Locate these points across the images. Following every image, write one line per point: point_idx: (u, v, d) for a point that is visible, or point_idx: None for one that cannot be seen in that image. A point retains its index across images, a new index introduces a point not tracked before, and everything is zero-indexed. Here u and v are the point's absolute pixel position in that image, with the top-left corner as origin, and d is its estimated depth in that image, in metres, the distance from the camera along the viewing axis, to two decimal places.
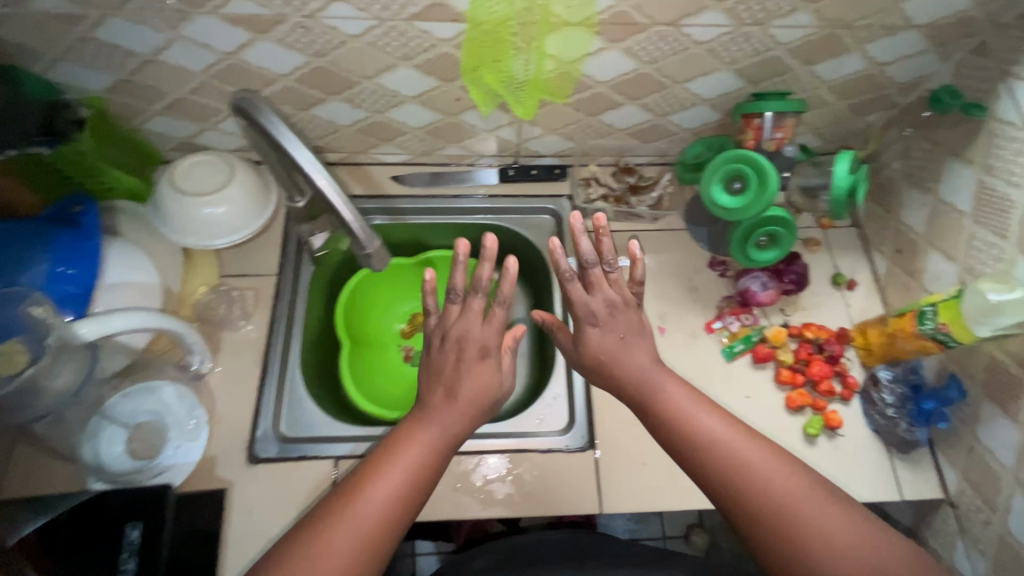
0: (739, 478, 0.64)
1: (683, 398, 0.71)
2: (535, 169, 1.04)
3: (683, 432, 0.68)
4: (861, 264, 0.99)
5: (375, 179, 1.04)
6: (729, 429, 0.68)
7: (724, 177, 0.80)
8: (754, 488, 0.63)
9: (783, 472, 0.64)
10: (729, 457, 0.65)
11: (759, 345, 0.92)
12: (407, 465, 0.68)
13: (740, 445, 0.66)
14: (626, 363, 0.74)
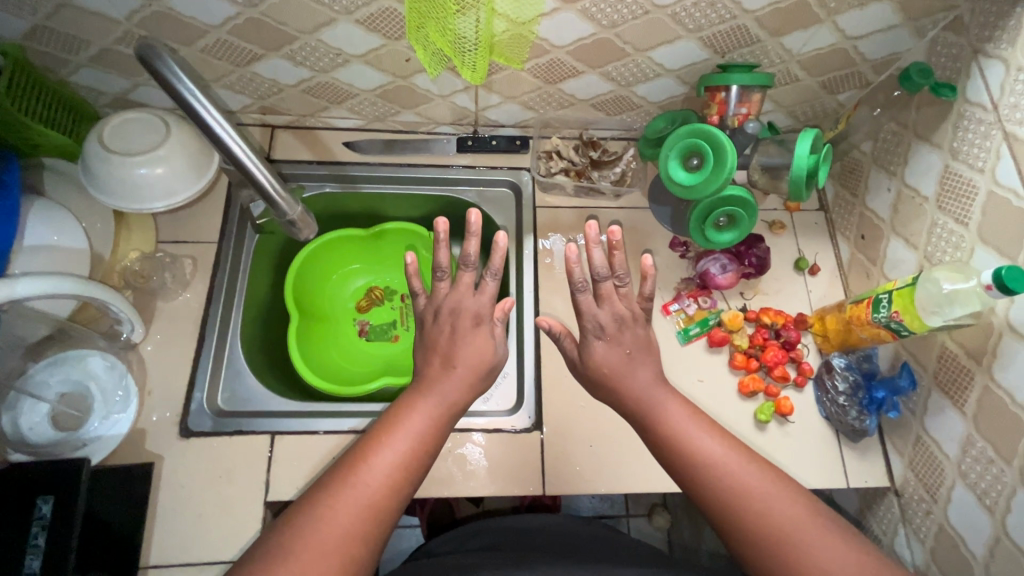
0: (745, 494, 0.61)
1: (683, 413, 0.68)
2: (495, 140, 0.99)
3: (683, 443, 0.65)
4: (824, 248, 0.97)
5: (326, 145, 0.99)
6: (732, 445, 0.65)
7: (680, 154, 0.76)
8: (759, 505, 0.60)
9: (789, 492, 0.61)
10: (731, 473, 0.62)
11: (715, 329, 0.90)
12: (412, 431, 0.64)
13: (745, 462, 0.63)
14: (628, 382, 0.72)
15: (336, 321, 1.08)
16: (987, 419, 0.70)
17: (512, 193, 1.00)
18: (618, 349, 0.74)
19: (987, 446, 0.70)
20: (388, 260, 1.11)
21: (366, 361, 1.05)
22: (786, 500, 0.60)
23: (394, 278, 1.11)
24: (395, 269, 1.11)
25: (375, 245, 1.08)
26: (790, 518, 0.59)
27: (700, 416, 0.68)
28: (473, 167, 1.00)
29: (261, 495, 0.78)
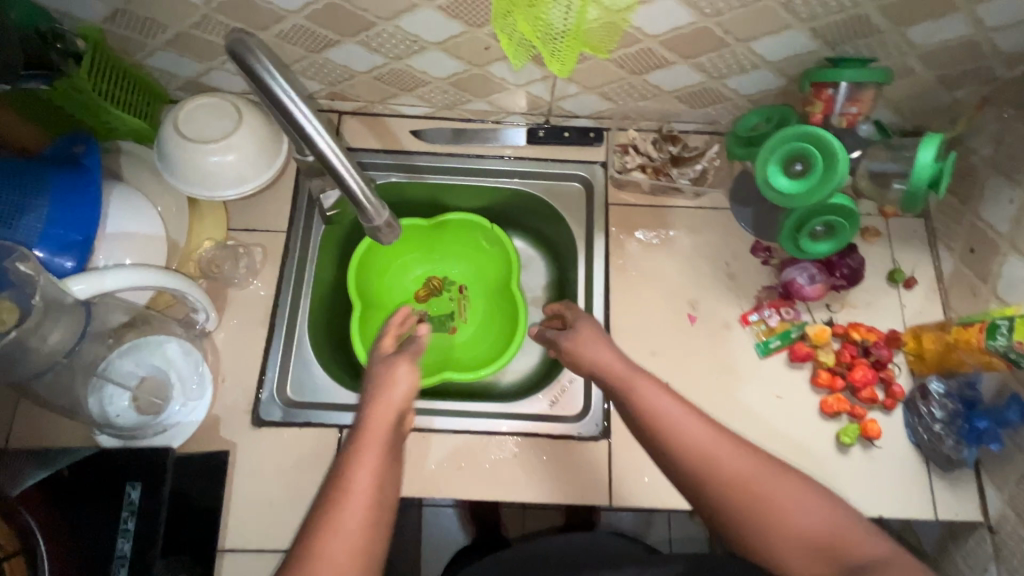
0: (759, 500, 0.54)
1: (669, 406, 0.60)
2: (568, 131, 0.94)
3: (678, 451, 0.57)
4: (922, 260, 0.90)
5: (393, 134, 0.96)
6: (729, 440, 0.57)
7: (784, 156, 0.69)
8: (776, 509, 0.53)
9: (802, 489, 0.54)
10: (741, 489, 0.54)
11: (798, 343, 0.85)
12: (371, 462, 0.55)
13: (742, 456, 0.56)
14: (611, 380, 0.66)
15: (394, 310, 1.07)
16: None
17: (583, 189, 0.95)
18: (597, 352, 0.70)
19: None
20: (447, 250, 1.08)
21: (425, 352, 1.04)
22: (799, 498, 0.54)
23: (453, 268, 1.09)
24: (454, 260, 1.09)
25: (436, 235, 1.05)
26: (818, 523, 0.52)
27: (682, 404, 0.60)
28: (543, 160, 0.95)
29: None
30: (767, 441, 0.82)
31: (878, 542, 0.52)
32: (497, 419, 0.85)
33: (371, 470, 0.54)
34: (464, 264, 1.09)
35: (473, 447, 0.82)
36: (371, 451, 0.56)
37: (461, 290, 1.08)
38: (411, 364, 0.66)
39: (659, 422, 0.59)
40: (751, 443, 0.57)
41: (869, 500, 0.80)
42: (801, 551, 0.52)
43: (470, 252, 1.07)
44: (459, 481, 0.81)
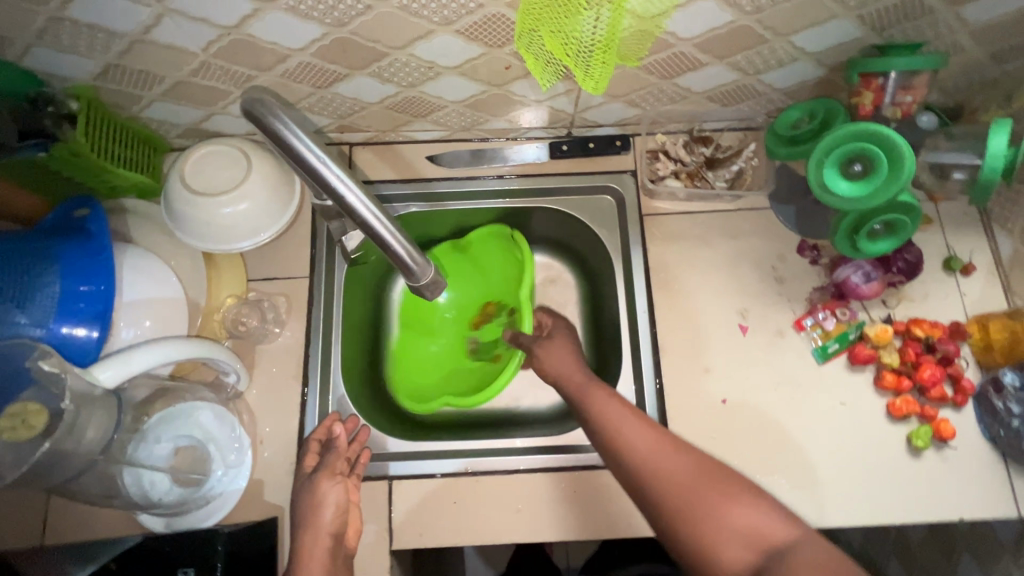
0: (687, 495, 0.57)
1: (619, 408, 0.67)
2: (592, 142, 0.89)
3: (620, 447, 0.63)
4: (978, 244, 0.85)
5: (409, 161, 0.91)
6: (668, 442, 0.62)
7: (841, 157, 0.65)
8: (708, 509, 0.55)
9: (729, 491, 0.57)
10: (660, 481, 0.59)
11: (858, 345, 0.80)
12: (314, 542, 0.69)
13: (677, 454, 0.61)
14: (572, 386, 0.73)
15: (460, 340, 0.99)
16: None
17: (615, 202, 0.90)
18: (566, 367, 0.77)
19: None
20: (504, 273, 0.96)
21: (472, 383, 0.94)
22: (724, 492, 0.57)
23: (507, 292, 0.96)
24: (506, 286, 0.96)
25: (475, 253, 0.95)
26: (747, 520, 0.54)
27: (630, 411, 0.66)
28: (569, 175, 0.90)
29: (386, 543, 0.76)
30: (836, 452, 0.79)
31: (796, 533, 0.53)
32: (550, 455, 0.81)
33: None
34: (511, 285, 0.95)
35: (530, 487, 0.79)
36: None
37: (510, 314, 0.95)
38: (335, 482, 0.72)
39: (608, 418, 0.66)
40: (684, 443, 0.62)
41: (949, 505, 0.76)
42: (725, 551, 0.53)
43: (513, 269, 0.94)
44: (519, 524, 0.77)
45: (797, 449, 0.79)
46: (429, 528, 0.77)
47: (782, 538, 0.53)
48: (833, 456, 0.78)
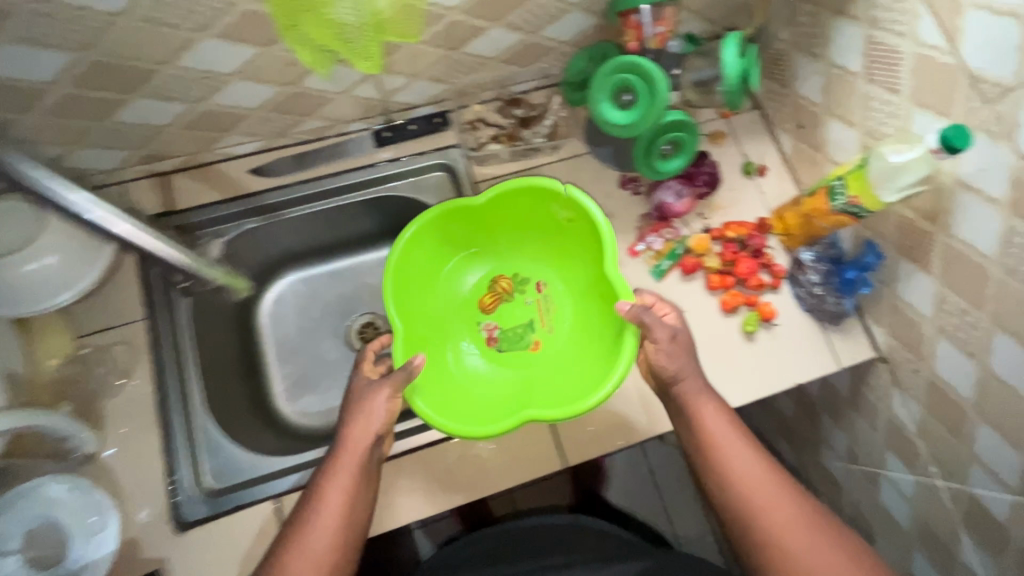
0: (787, 543, 0.66)
1: (728, 430, 0.72)
2: (413, 125, 0.91)
3: (731, 486, 0.69)
4: (767, 147, 0.97)
5: (230, 178, 0.88)
6: (768, 483, 0.69)
7: (612, 91, 0.72)
8: (794, 561, 0.65)
9: (823, 540, 0.66)
10: (759, 534, 0.67)
11: (686, 257, 0.89)
12: (349, 471, 0.70)
13: (782, 503, 0.68)
14: (687, 384, 0.73)
15: (455, 323, 0.96)
16: (957, 275, 0.72)
17: (447, 176, 0.92)
18: (682, 362, 0.73)
19: (959, 299, 0.73)
20: (505, 243, 0.97)
21: (508, 379, 0.92)
22: (807, 542, 0.66)
23: (517, 263, 0.98)
24: (516, 253, 0.98)
25: (529, 216, 0.91)
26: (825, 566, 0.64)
27: (752, 449, 0.71)
28: (398, 159, 0.92)
29: None
30: None
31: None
32: (434, 429, 0.84)
33: (339, 495, 0.68)
34: (546, 258, 0.97)
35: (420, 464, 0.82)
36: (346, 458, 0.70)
37: (538, 288, 0.98)
38: (393, 391, 0.74)
39: (723, 443, 0.71)
40: (787, 480, 0.70)
41: (784, 375, 0.87)
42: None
43: (541, 237, 0.95)
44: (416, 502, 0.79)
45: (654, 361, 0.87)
46: None
47: None
48: None
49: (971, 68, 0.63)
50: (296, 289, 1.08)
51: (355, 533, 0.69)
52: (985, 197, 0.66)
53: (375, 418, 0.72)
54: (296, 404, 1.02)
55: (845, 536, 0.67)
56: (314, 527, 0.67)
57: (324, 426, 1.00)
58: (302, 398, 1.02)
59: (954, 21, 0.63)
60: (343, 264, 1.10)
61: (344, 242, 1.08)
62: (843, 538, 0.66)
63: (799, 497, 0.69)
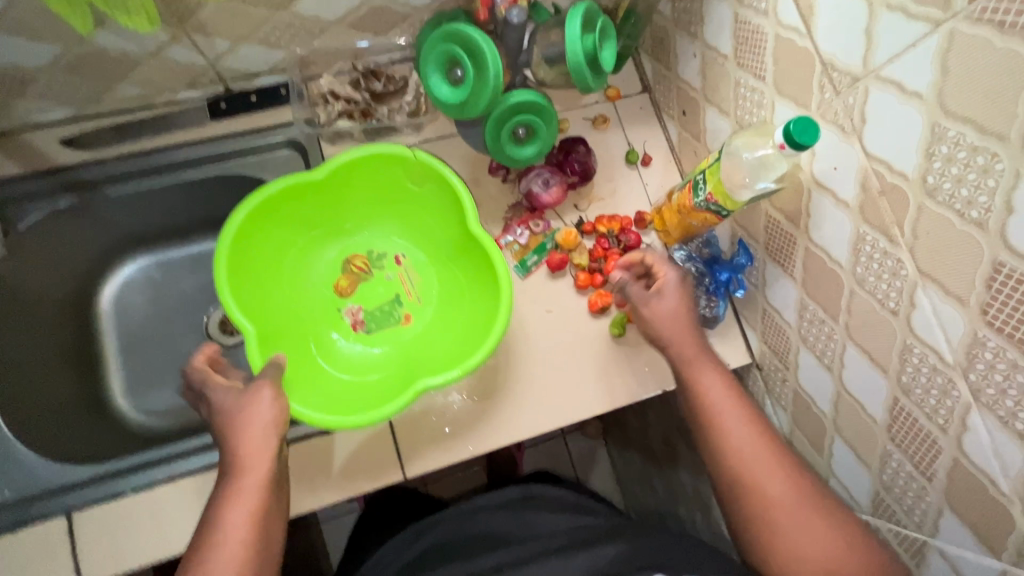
0: (780, 519, 0.62)
1: (724, 397, 0.67)
2: (255, 94, 0.82)
3: (728, 470, 0.64)
4: (654, 135, 0.90)
5: (37, 150, 0.78)
6: (771, 458, 0.64)
7: (441, 65, 0.64)
8: (778, 538, 0.61)
9: (813, 521, 0.61)
10: (753, 508, 0.63)
11: (553, 253, 0.82)
12: (250, 483, 0.60)
13: (779, 483, 0.63)
14: (679, 350, 0.70)
15: (309, 313, 0.83)
16: (816, 284, 0.66)
17: (294, 154, 0.83)
18: (675, 328, 0.71)
19: (818, 309, 0.67)
20: (355, 216, 0.84)
21: (378, 363, 0.82)
22: (802, 523, 0.61)
23: (370, 238, 0.86)
24: (369, 226, 0.86)
25: (383, 184, 0.81)
26: (818, 550, 0.60)
27: (746, 422, 0.66)
28: (237, 134, 0.82)
29: None
30: (547, 358, 0.81)
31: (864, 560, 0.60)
32: None
33: (242, 516, 0.58)
34: (399, 231, 0.87)
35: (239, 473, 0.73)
36: (244, 482, 0.60)
37: (397, 262, 0.87)
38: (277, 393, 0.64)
39: (718, 411, 0.67)
40: (786, 460, 0.64)
41: (650, 382, 0.81)
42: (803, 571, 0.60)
43: (394, 204, 0.84)
44: None
45: (511, 365, 0.80)
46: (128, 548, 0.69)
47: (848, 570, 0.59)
48: (544, 363, 0.80)
49: (824, 54, 0.56)
50: (149, 274, 0.94)
51: (267, 547, 0.59)
52: (837, 200, 0.59)
53: (262, 425, 0.62)
54: (139, 404, 0.88)
55: (845, 517, 0.62)
56: (214, 560, 0.56)
57: (169, 427, 0.87)
58: (146, 397, 0.89)
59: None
60: (204, 248, 0.95)
61: (198, 222, 0.92)
62: (837, 517, 0.62)
63: (797, 474, 0.64)
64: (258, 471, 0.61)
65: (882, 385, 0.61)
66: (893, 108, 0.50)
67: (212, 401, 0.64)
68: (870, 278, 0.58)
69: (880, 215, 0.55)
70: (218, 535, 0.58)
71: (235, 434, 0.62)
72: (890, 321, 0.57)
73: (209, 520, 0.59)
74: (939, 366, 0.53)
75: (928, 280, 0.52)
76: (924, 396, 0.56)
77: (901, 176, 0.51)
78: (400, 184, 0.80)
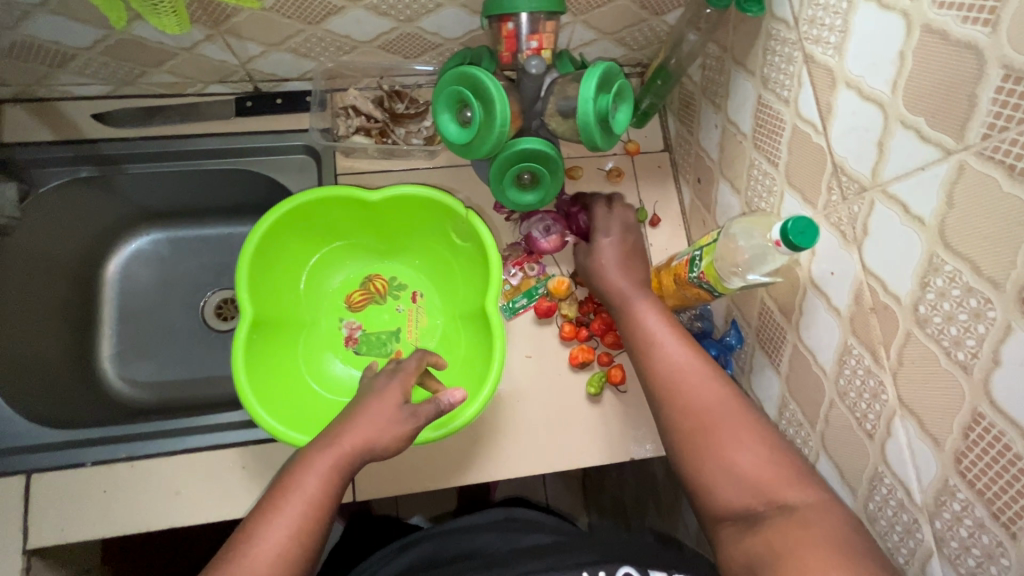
0: (710, 428, 0.56)
1: (664, 322, 0.65)
2: (281, 97, 0.85)
3: (671, 389, 0.60)
4: (667, 196, 0.89)
5: (71, 120, 0.82)
6: (713, 381, 0.60)
7: (451, 104, 0.64)
8: (709, 449, 0.55)
9: (749, 432, 0.55)
10: (687, 415, 0.58)
11: (542, 299, 0.81)
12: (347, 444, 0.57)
13: (709, 386, 0.59)
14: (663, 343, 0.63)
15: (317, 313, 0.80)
16: (798, 384, 0.64)
17: (309, 160, 0.86)
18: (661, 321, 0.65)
19: (797, 409, 0.64)
20: (392, 240, 0.81)
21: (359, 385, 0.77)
22: (737, 429, 0.56)
23: (398, 264, 0.83)
24: (405, 254, 0.83)
25: (416, 220, 0.77)
26: (742, 458, 0.54)
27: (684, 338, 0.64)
28: (258, 133, 0.84)
29: (17, 544, 0.68)
30: (519, 405, 0.79)
31: (810, 494, 0.52)
32: (224, 431, 0.76)
33: (322, 486, 0.55)
34: (426, 265, 0.82)
35: (194, 468, 0.74)
36: (335, 454, 0.56)
37: (413, 297, 0.82)
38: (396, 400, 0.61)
39: (655, 334, 0.64)
40: (722, 373, 0.60)
41: (619, 449, 0.79)
42: (725, 473, 0.54)
43: (434, 244, 0.80)
44: (179, 509, 0.72)
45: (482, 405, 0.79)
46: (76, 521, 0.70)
47: (786, 491, 0.52)
48: (515, 408, 0.79)
49: (836, 156, 0.54)
50: (158, 248, 0.97)
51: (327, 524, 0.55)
52: (829, 306, 0.57)
53: (378, 424, 0.59)
54: (124, 372, 0.91)
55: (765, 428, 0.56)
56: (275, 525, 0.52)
57: (149, 401, 0.90)
58: (131, 366, 0.91)
59: (828, 97, 0.54)
60: (215, 233, 0.98)
61: (211, 207, 0.95)
62: (764, 431, 0.56)
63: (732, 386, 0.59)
64: (353, 450, 0.57)
65: (847, 505, 0.58)
66: (895, 227, 0.48)
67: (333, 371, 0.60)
68: (851, 393, 0.55)
69: (869, 332, 0.52)
70: (294, 487, 0.54)
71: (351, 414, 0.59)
72: (864, 443, 0.54)
73: (291, 480, 0.55)
74: (906, 504, 0.50)
75: (906, 411, 0.49)
76: (888, 529, 0.53)
77: (894, 298, 0.49)
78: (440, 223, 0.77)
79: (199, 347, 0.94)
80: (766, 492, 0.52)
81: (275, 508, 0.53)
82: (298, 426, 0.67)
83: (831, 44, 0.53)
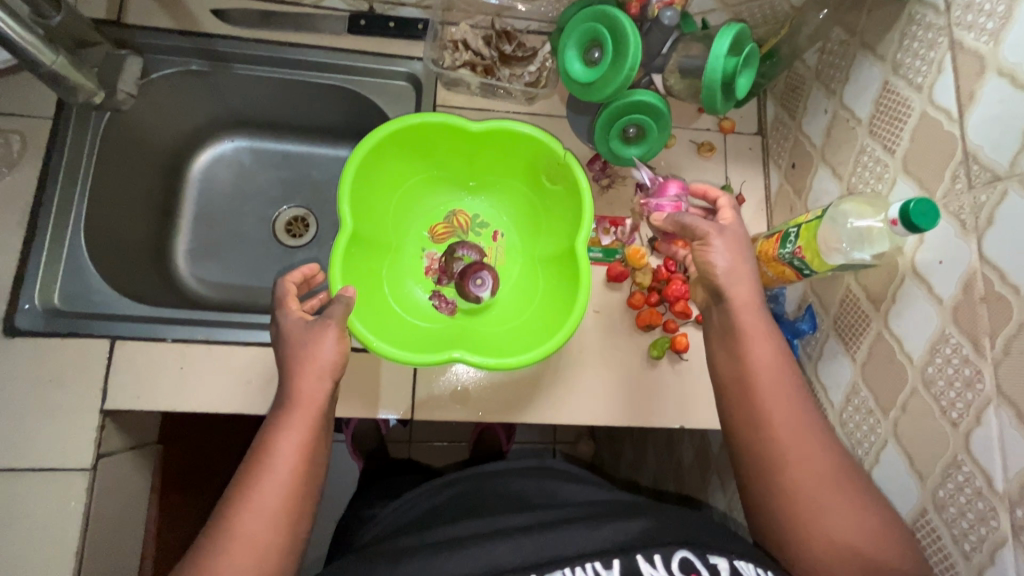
0: (812, 502, 0.56)
1: (767, 365, 0.60)
2: (393, 22, 0.86)
3: (775, 468, 0.57)
4: (753, 178, 0.89)
5: (190, 11, 0.83)
6: (815, 449, 0.57)
7: (581, 43, 0.65)
8: (807, 520, 0.55)
9: (850, 503, 0.55)
10: (797, 491, 0.56)
11: (617, 262, 0.82)
12: (304, 406, 0.57)
13: (817, 453, 0.57)
14: (736, 310, 0.62)
15: (399, 242, 0.82)
16: (876, 372, 0.64)
17: (409, 87, 0.87)
18: (734, 278, 0.62)
19: (869, 397, 0.65)
20: (480, 177, 0.82)
21: (437, 316, 0.78)
22: (835, 501, 0.55)
23: (482, 203, 0.84)
24: (490, 193, 0.84)
25: (511, 159, 0.78)
26: (850, 527, 0.54)
27: (784, 388, 0.60)
28: (365, 53, 0.86)
29: (96, 402, 0.72)
30: (580, 355, 0.80)
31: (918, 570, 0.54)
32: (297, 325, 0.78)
33: (297, 436, 0.56)
34: (511, 206, 0.84)
35: (265, 361, 0.76)
36: (300, 410, 0.57)
37: (494, 237, 0.84)
38: (342, 333, 0.60)
39: (759, 383, 0.60)
40: (822, 434, 0.58)
41: (669, 414, 0.80)
42: (831, 548, 0.54)
43: (524, 184, 0.81)
44: (247, 395, 0.75)
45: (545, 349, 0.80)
46: (151, 393, 0.73)
47: (892, 565, 0.54)
48: (577, 358, 0.80)
49: (969, 144, 0.54)
50: (240, 156, 0.99)
51: (313, 470, 0.57)
52: (930, 295, 0.57)
53: (322, 360, 0.58)
54: (194, 268, 0.93)
55: (866, 488, 0.57)
56: (261, 493, 0.53)
57: (218, 298, 0.92)
58: (203, 266, 0.94)
59: (972, 85, 0.54)
60: (297, 149, 1.00)
61: (302, 123, 0.97)
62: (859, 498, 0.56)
63: (829, 449, 0.58)
64: (314, 402, 0.58)
65: (912, 492, 0.59)
66: None
67: (282, 326, 0.61)
68: (939, 383, 0.56)
69: (974, 323, 0.53)
70: (269, 460, 0.55)
71: (295, 361, 0.59)
72: (945, 432, 0.55)
73: (263, 436, 0.56)
74: (984, 492, 0.51)
75: (1003, 401, 0.50)
76: (957, 517, 0.54)
77: (1012, 289, 0.49)
78: (534, 164, 0.77)
79: (267, 257, 0.96)
80: (877, 567, 0.53)
81: (257, 473, 0.54)
82: (391, 340, 0.69)
83: (987, 31, 0.53)
